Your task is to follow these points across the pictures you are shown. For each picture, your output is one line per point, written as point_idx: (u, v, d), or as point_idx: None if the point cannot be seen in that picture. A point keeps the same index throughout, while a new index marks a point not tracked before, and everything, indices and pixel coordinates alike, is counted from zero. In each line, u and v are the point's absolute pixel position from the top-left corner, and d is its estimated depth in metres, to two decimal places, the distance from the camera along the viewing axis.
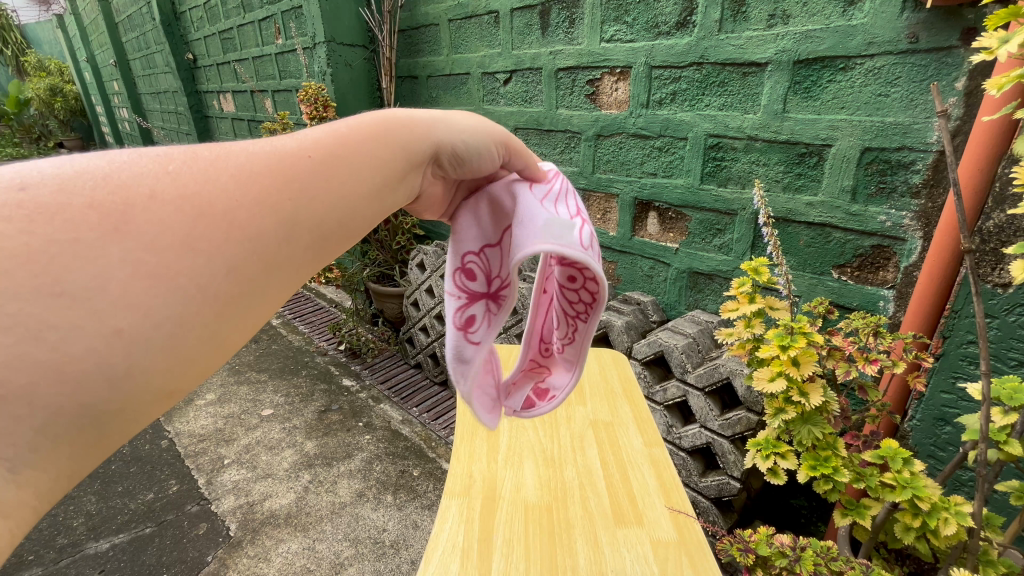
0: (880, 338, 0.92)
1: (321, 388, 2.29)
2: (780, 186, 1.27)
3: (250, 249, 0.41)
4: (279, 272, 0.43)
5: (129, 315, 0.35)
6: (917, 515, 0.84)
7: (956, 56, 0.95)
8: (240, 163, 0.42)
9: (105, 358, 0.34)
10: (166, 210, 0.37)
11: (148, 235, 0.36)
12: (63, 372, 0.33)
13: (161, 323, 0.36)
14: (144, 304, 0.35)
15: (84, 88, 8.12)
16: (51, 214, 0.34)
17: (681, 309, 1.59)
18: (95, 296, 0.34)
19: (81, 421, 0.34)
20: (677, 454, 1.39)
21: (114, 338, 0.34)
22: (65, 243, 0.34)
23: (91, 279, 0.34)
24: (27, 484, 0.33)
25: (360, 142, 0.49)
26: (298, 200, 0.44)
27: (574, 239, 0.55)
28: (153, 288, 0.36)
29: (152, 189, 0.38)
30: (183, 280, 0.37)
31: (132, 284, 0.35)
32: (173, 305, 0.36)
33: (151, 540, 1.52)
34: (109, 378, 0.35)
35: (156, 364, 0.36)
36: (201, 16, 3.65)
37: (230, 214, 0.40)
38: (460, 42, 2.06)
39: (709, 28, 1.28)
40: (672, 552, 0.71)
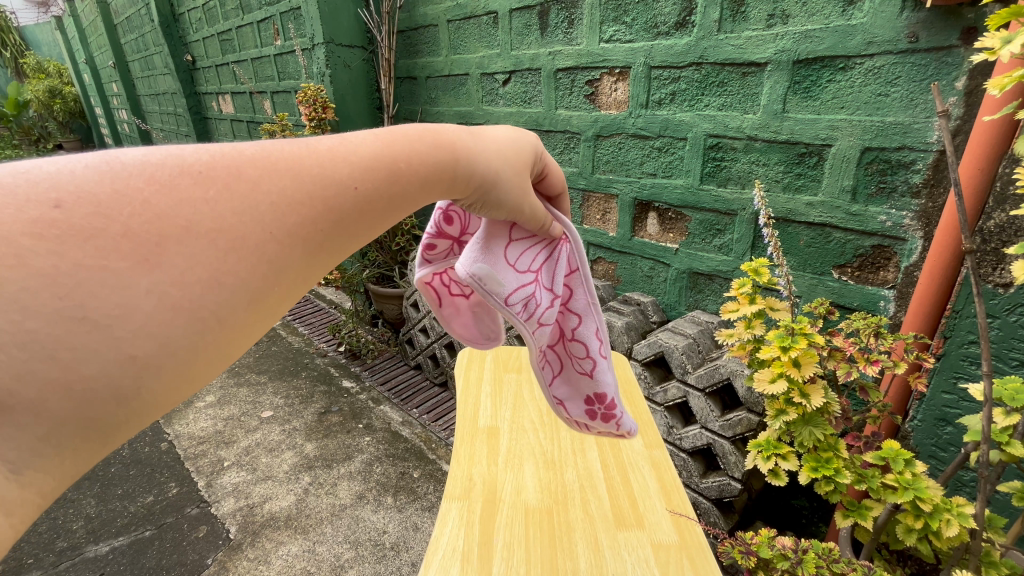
0: (881, 339, 0.92)
1: (321, 390, 2.28)
2: (780, 186, 1.26)
3: (275, 283, 0.39)
4: (297, 300, 0.42)
5: (149, 344, 0.33)
6: (919, 516, 0.84)
7: (956, 55, 0.95)
8: (282, 188, 0.39)
9: (121, 383, 0.32)
10: (200, 242, 0.34)
11: (178, 267, 0.33)
12: (74, 389, 0.31)
13: (179, 353, 0.34)
14: (164, 335, 0.33)
15: (83, 89, 8.13)
16: (80, 235, 0.31)
17: (681, 309, 1.58)
18: (117, 324, 0.32)
19: (86, 433, 0.32)
20: (678, 455, 1.38)
21: (129, 365, 0.32)
22: (91, 269, 0.31)
23: (115, 307, 0.31)
24: (31, 484, 0.31)
25: (404, 180, 0.47)
26: (329, 237, 0.42)
27: (503, 288, 0.62)
28: (176, 319, 0.33)
29: (189, 218, 0.34)
30: (206, 313, 0.35)
31: (157, 315, 0.33)
32: (192, 337, 0.34)
33: (151, 543, 1.52)
34: (119, 399, 0.33)
35: (170, 390, 0.34)
36: (200, 18, 3.65)
37: (262, 246, 0.38)
38: (459, 42, 2.06)
39: (708, 28, 1.28)
40: (673, 555, 0.71)
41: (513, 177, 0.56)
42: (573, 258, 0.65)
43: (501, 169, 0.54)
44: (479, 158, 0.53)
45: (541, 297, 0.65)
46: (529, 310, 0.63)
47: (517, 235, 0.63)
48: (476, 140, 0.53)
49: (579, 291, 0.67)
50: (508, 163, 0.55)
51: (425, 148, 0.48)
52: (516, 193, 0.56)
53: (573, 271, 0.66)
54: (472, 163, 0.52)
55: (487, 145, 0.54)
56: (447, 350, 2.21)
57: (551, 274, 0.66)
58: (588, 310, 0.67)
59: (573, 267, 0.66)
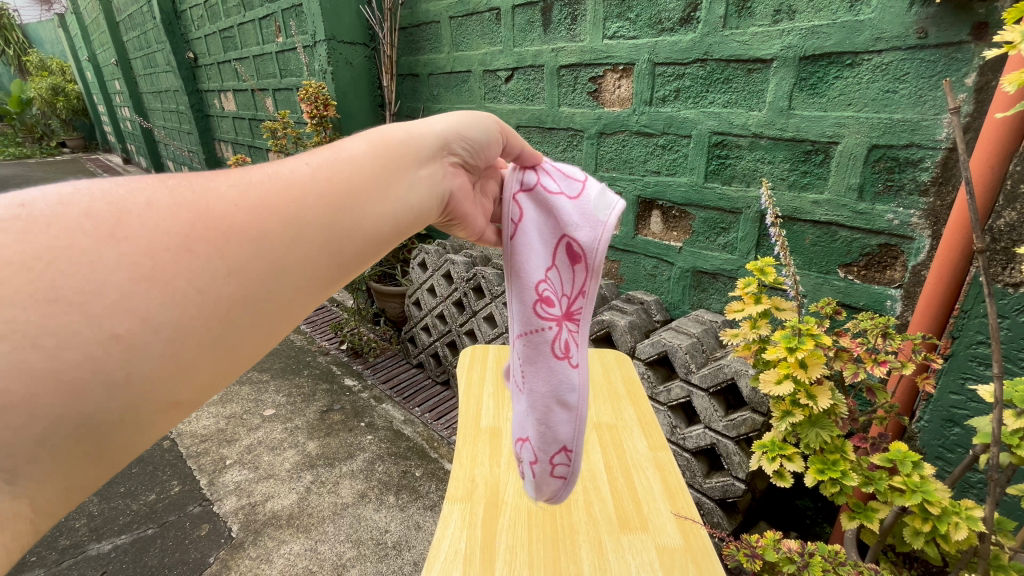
0: (889, 339, 0.91)
1: (323, 388, 2.28)
2: (786, 183, 1.25)
3: (253, 254, 0.41)
4: (284, 274, 0.43)
5: (127, 320, 0.35)
6: (927, 519, 0.83)
7: (966, 51, 0.93)
8: (237, 178, 0.44)
9: (105, 365, 0.35)
10: (161, 214, 0.39)
11: (142, 238, 0.37)
12: (61, 379, 0.33)
13: (159, 329, 0.36)
14: (141, 309, 0.36)
15: (86, 87, 8.12)
16: (48, 226, 0.36)
17: (685, 308, 1.57)
18: (93, 301, 0.34)
19: (80, 431, 0.35)
20: (681, 455, 1.37)
21: (111, 343, 0.35)
22: (60, 250, 0.35)
23: (86, 284, 0.34)
24: (25, 494, 0.34)
25: (359, 148, 0.51)
26: (307, 204, 0.45)
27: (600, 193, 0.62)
28: (148, 291, 0.36)
29: (149, 199, 0.39)
30: (182, 283, 0.37)
31: (128, 285, 0.35)
32: (170, 310, 0.37)
33: (153, 542, 1.52)
34: (109, 386, 0.35)
35: (156, 370, 0.37)
36: (202, 15, 3.63)
37: (229, 217, 0.41)
38: (462, 39, 2.04)
39: (713, 24, 1.26)
40: (679, 560, 0.70)
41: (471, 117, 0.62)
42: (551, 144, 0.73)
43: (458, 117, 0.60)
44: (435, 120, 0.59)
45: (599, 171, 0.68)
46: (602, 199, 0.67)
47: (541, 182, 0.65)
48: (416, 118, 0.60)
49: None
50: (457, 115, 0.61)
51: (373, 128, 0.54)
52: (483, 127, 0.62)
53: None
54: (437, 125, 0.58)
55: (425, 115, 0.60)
56: (449, 349, 2.21)
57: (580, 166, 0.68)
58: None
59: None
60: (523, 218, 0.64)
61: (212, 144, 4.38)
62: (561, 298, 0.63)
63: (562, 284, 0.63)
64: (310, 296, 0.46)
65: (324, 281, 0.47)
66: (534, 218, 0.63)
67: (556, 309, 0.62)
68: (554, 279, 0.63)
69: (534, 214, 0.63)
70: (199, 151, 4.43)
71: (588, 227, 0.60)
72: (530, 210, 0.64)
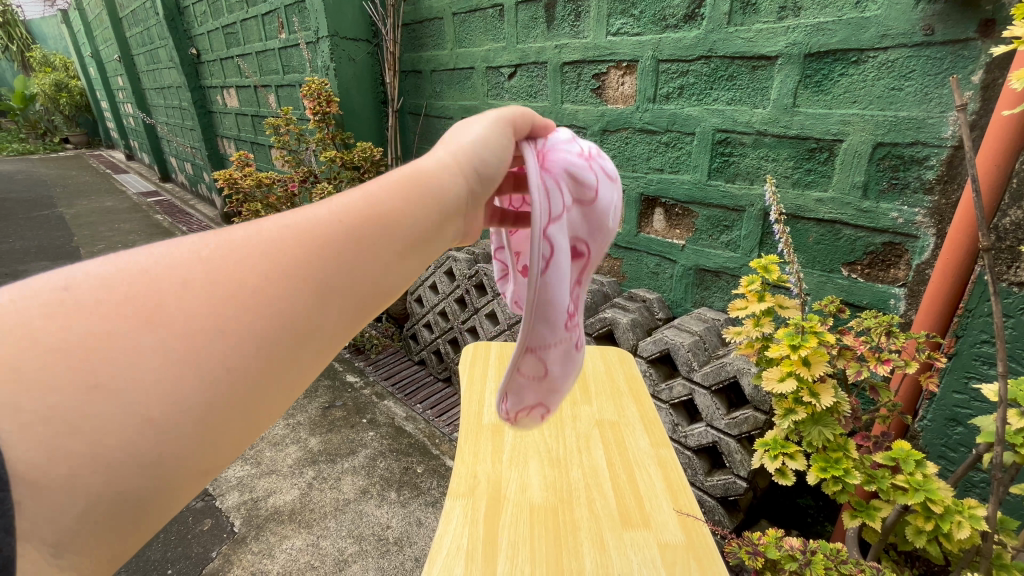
0: (892, 338, 0.90)
1: (325, 384, 2.29)
2: (790, 181, 1.24)
3: (277, 322, 0.33)
4: (315, 342, 0.35)
5: (161, 397, 0.29)
6: (929, 518, 0.83)
7: (972, 48, 0.92)
8: (254, 235, 0.35)
9: (139, 450, 0.28)
10: (196, 281, 0.32)
11: (184, 314, 0.30)
12: (88, 470, 0.27)
13: (189, 410, 0.29)
14: (168, 387, 0.29)
15: (89, 83, 8.14)
16: (92, 306, 0.30)
17: (687, 306, 1.57)
18: (127, 385, 0.28)
19: (101, 527, 0.28)
20: (682, 453, 1.37)
21: (144, 427, 0.28)
22: (96, 328, 0.28)
23: (123, 367, 0.28)
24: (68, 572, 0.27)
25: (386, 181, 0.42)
26: (340, 253, 0.36)
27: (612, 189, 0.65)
28: (183, 374, 0.29)
29: (190, 264, 0.32)
30: (214, 360, 0.31)
31: (168, 365, 0.29)
32: (201, 390, 0.30)
33: (156, 536, 1.52)
34: (140, 474, 0.28)
35: (190, 458, 0.30)
36: (204, 11, 3.63)
37: (248, 288, 0.33)
38: (464, 36, 2.04)
39: (718, 20, 1.26)
40: (680, 556, 0.70)
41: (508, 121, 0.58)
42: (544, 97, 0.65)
43: (502, 123, 0.55)
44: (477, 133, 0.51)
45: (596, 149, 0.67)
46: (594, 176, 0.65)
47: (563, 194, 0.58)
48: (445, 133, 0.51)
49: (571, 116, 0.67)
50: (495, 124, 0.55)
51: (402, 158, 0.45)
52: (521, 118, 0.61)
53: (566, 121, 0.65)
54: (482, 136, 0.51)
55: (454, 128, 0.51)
56: (451, 345, 2.22)
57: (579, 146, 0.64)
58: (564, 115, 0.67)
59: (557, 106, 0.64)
60: (554, 251, 0.55)
61: (214, 140, 4.38)
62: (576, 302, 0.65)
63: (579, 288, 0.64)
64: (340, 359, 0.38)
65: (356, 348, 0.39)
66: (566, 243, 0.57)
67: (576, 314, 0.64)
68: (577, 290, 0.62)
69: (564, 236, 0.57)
70: (201, 146, 4.43)
71: (605, 235, 0.64)
72: (561, 237, 0.56)
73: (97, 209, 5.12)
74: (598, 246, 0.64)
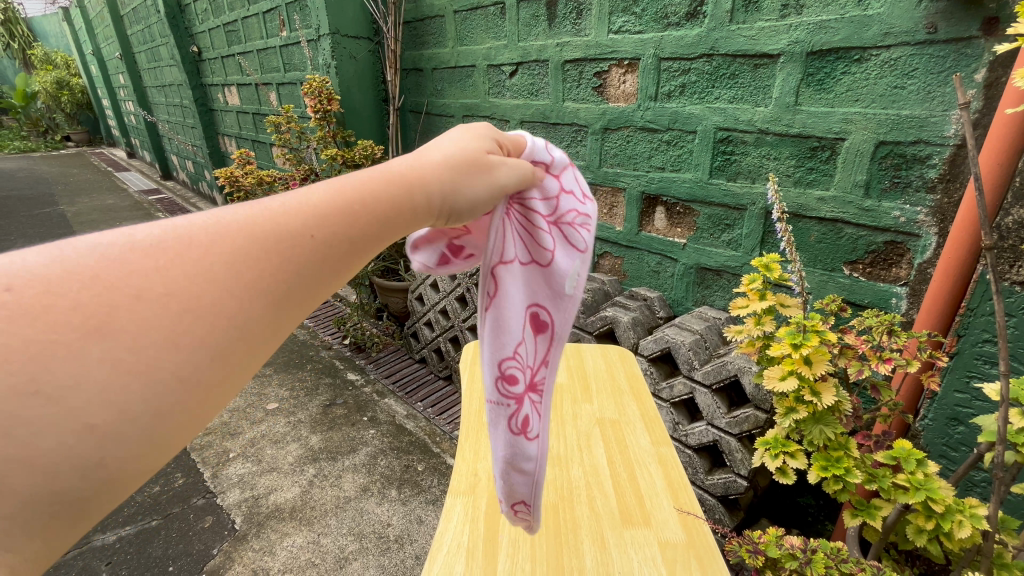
0: (894, 337, 0.90)
1: (326, 383, 2.29)
2: (791, 180, 1.24)
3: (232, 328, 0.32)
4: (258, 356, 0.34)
5: (105, 412, 0.27)
6: (930, 517, 0.82)
7: (975, 47, 0.92)
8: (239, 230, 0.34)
9: (78, 453, 0.27)
10: (147, 279, 0.29)
11: (133, 323, 0.28)
12: (27, 473, 0.26)
13: (137, 417, 0.28)
14: (118, 401, 0.28)
15: (90, 81, 8.14)
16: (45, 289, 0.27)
17: (689, 305, 1.56)
18: (75, 395, 0.27)
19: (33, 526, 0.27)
20: (683, 452, 1.37)
21: (85, 435, 0.27)
22: (40, 332, 0.27)
23: (68, 377, 0.27)
24: None
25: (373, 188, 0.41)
26: (311, 256, 0.36)
27: (575, 257, 0.60)
28: (131, 384, 0.28)
29: (151, 253, 0.30)
30: (167, 369, 0.29)
31: (115, 376, 0.28)
32: (150, 398, 0.28)
33: (158, 533, 1.53)
34: (83, 475, 0.27)
35: (135, 465, 0.29)
36: (206, 8, 3.62)
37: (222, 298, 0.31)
38: (466, 34, 2.04)
39: (720, 18, 1.25)
40: (681, 554, 0.70)
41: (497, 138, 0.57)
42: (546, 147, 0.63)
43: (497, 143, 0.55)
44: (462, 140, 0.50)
45: (581, 211, 0.62)
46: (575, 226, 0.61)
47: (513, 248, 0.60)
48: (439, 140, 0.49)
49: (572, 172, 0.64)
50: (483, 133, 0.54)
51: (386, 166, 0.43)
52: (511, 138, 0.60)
53: (560, 175, 0.63)
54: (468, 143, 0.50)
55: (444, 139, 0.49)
56: (451, 344, 2.22)
57: (555, 205, 0.61)
58: (565, 168, 0.64)
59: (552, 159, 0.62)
60: (499, 292, 0.60)
61: (216, 138, 4.37)
62: (527, 370, 0.61)
63: (530, 355, 0.61)
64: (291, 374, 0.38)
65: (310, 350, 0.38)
66: (508, 293, 0.60)
67: (520, 386, 0.60)
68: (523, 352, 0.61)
69: (512, 286, 0.60)
70: (202, 144, 4.43)
71: (562, 303, 0.60)
72: (508, 285, 0.60)
73: (99, 207, 5.13)
74: (552, 311, 0.61)
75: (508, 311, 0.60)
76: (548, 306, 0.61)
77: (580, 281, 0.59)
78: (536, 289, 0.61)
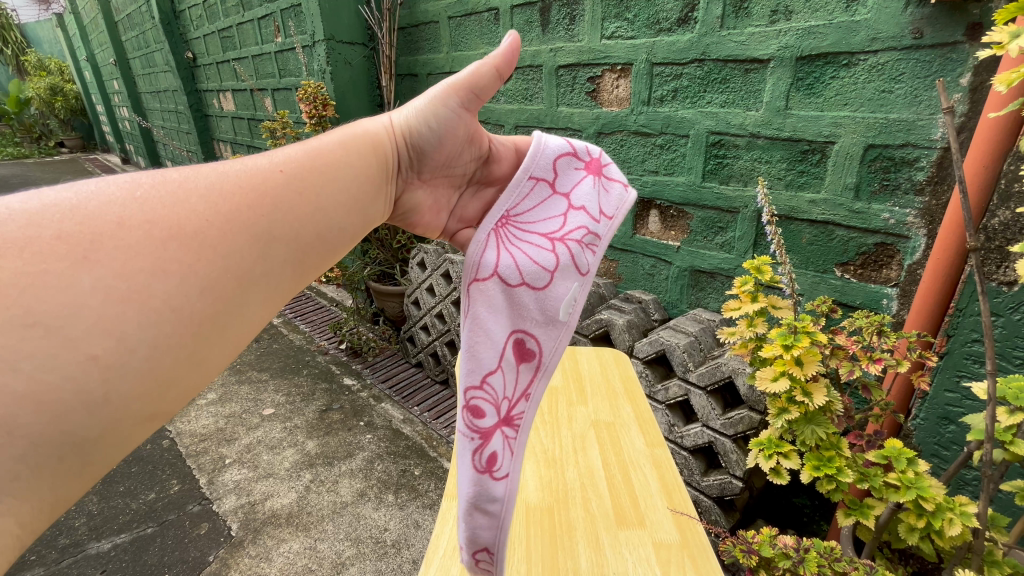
0: (884, 337, 0.92)
1: (322, 388, 2.28)
2: (783, 183, 1.26)
3: (222, 268, 0.45)
4: (252, 287, 0.47)
5: (104, 342, 0.38)
6: (921, 515, 0.83)
7: (961, 51, 0.94)
8: (210, 183, 0.47)
9: (83, 385, 0.38)
10: (134, 233, 0.41)
11: (117, 262, 0.40)
12: (39, 399, 0.36)
13: (135, 347, 0.40)
14: (117, 330, 0.39)
15: (84, 88, 8.17)
16: (18, 248, 0.38)
17: (683, 307, 1.57)
18: (70, 325, 0.38)
19: (61, 449, 0.38)
20: (679, 453, 1.38)
21: (90, 363, 0.38)
22: (36, 274, 0.38)
23: (63, 308, 0.38)
24: (10, 510, 0.36)
25: (331, 154, 0.56)
26: (266, 190, 0.49)
27: (576, 278, 0.65)
28: (126, 310, 0.39)
29: (120, 217, 0.42)
30: (157, 302, 0.41)
31: (104, 309, 0.39)
32: (147, 330, 0.40)
33: (153, 540, 1.52)
34: (88, 404, 0.38)
35: (133, 387, 0.40)
36: (201, 15, 3.64)
37: (202, 234, 0.44)
38: (460, 39, 2.05)
39: (710, 24, 1.27)
40: (675, 555, 0.71)
41: (430, 97, 0.65)
42: (554, 161, 0.70)
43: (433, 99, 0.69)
44: (411, 112, 0.65)
45: (590, 229, 0.67)
46: (576, 244, 0.65)
47: (505, 261, 0.63)
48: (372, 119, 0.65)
49: (578, 185, 0.69)
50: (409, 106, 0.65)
51: (337, 138, 0.59)
52: (443, 95, 0.65)
53: (569, 191, 0.69)
54: (409, 123, 0.64)
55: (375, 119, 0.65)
56: (448, 347, 2.22)
57: (565, 223, 0.67)
58: (573, 187, 0.70)
59: (555, 173, 0.70)
60: (472, 312, 0.62)
61: (211, 144, 4.37)
62: (499, 403, 0.61)
63: (513, 386, 0.62)
64: (270, 311, 0.50)
65: (294, 288, 0.52)
66: (490, 306, 0.62)
67: (489, 421, 0.60)
68: (498, 384, 0.61)
69: (488, 305, 0.62)
70: (198, 151, 4.43)
71: (552, 328, 0.64)
72: (485, 302, 0.62)
73: None
74: (539, 340, 0.64)
75: (492, 330, 0.62)
76: (532, 332, 0.63)
77: (577, 305, 0.65)
78: (528, 313, 0.63)
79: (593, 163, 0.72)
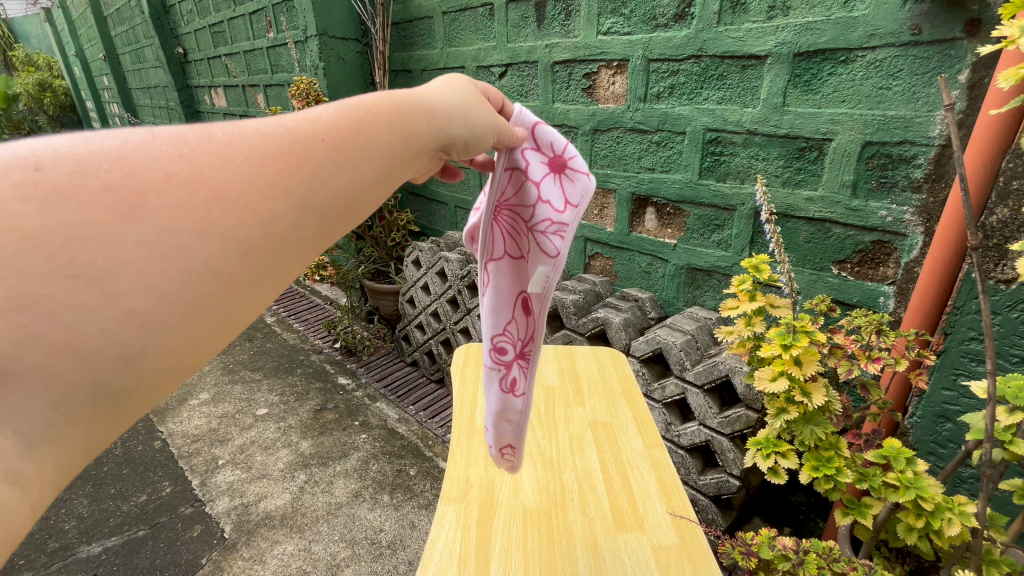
0: (883, 336, 0.91)
1: (316, 387, 2.26)
2: (780, 180, 1.25)
3: (261, 235, 0.40)
4: (289, 252, 0.42)
5: (144, 298, 0.34)
6: (920, 515, 0.83)
7: (959, 48, 0.93)
8: (254, 146, 0.41)
9: (120, 341, 0.34)
10: (180, 191, 0.36)
11: (163, 217, 0.35)
12: (78, 352, 0.33)
13: (173, 306, 0.35)
14: (157, 287, 0.35)
15: (74, 84, 8.06)
16: (65, 195, 0.33)
17: (680, 305, 1.57)
18: (112, 279, 0.33)
19: (96, 399, 0.34)
20: (676, 452, 1.38)
21: (128, 320, 0.34)
22: (81, 226, 0.33)
23: (106, 262, 0.33)
24: (44, 458, 0.33)
25: (375, 128, 0.49)
26: (308, 157, 0.43)
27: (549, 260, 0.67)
28: (169, 270, 0.35)
29: (167, 171, 0.37)
30: (198, 263, 0.36)
31: (148, 265, 0.34)
32: (186, 290, 0.36)
33: (144, 543, 1.50)
34: (123, 358, 0.34)
35: (171, 348, 0.36)
36: (191, 10, 3.58)
37: (244, 196, 0.39)
38: (454, 35, 2.03)
39: (708, 19, 1.26)
40: (674, 558, 0.70)
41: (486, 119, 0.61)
42: (523, 153, 0.68)
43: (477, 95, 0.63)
44: (468, 114, 0.59)
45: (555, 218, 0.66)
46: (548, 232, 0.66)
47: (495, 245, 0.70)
48: (430, 93, 0.56)
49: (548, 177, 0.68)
50: (470, 98, 0.60)
51: (390, 104, 0.51)
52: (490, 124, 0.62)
53: (540, 182, 0.68)
54: (455, 118, 0.57)
55: (438, 92, 0.57)
56: (443, 346, 2.21)
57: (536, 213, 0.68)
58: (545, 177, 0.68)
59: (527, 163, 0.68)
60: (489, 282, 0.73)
61: None
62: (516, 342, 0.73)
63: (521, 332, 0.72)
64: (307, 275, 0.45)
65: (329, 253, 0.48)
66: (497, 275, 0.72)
67: (509, 355, 0.73)
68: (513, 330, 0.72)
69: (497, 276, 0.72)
70: None
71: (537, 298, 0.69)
72: (497, 276, 0.72)
73: None
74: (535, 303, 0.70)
75: (502, 294, 0.72)
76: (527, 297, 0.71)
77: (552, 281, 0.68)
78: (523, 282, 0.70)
79: (558, 156, 0.68)
